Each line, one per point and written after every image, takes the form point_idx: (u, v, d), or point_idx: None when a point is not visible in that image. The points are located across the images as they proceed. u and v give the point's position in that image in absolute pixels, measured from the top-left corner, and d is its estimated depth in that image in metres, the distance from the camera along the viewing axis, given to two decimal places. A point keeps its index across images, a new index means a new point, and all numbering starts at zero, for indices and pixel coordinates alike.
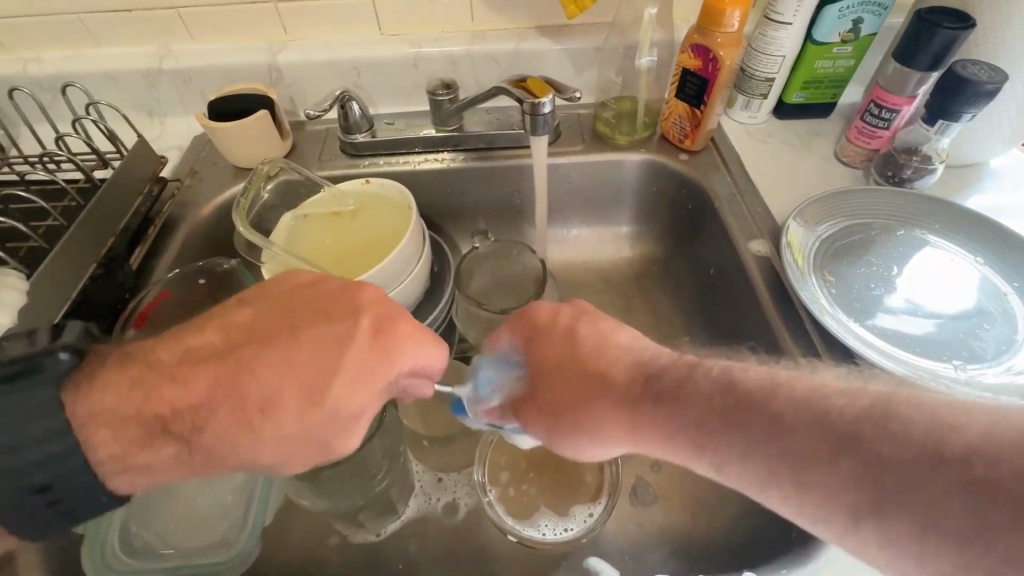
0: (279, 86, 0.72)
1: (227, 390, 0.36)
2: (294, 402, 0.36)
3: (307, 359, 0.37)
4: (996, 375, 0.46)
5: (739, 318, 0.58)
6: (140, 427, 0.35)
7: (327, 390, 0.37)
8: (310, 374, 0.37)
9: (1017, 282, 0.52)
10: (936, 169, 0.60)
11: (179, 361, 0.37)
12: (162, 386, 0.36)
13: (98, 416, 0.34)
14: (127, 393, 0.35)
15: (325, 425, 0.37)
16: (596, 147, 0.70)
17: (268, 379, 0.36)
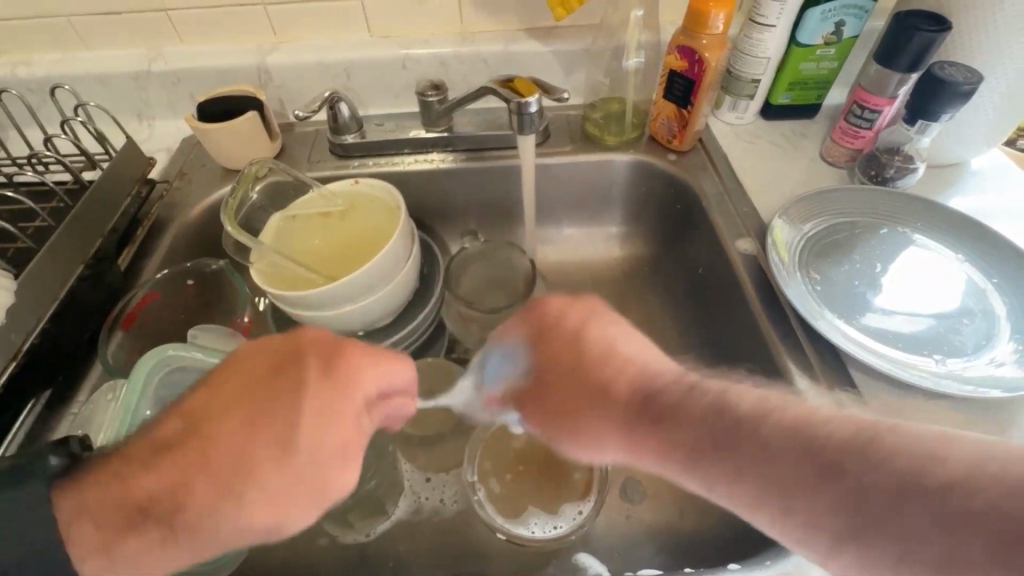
0: (268, 87, 0.72)
1: (194, 467, 0.35)
2: (267, 465, 0.35)
3: (270, 419, 0.36)
4: (976, 369, 0.46)
5: (726, 316, 0.59)
6: (124, 517, 0.35)
7: (294, 441, 0.36)
8: (275, 432, 0.36)
9: (997, 278, 0.53)
10: (918, 169, 0.61)
11: (146, 451, 0.36)
12: (138, 476, 0.35)
13: (83, 513, 0.34)
14: (104, 492, 0.35)
15: (307, 479, 0.36)
16: (585, 147, 0.70)
17: (234, 445, 0.36)
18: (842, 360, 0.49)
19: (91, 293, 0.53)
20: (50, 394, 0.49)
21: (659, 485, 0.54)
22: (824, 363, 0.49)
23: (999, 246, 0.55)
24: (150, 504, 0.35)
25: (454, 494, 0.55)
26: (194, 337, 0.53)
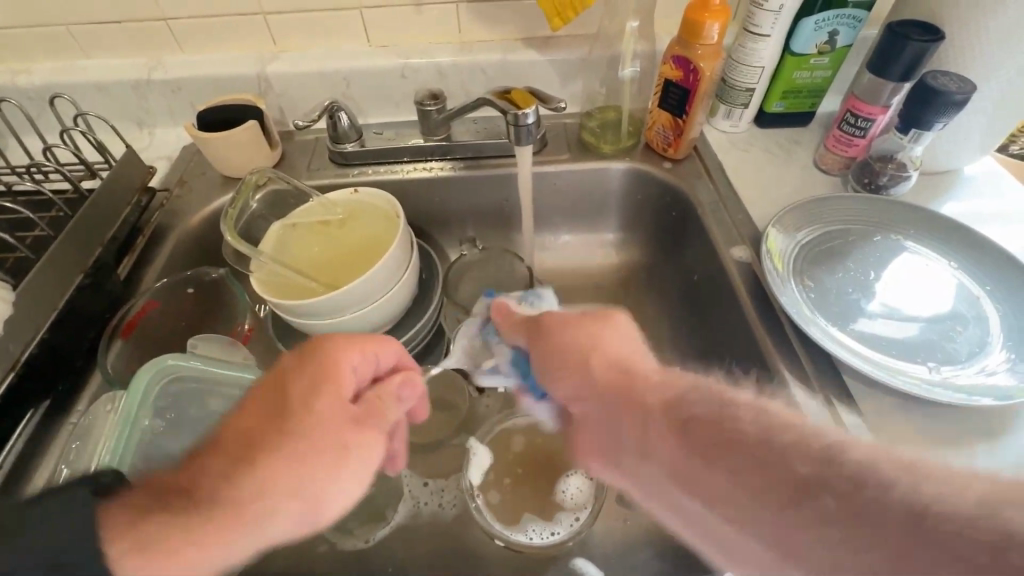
0: (268, 96, 0.72)
1: (257, 481, 0.34)
2: (326, 460, 0.37)
3: (315, 419, 0.38)
4: (969, 376, 0.47)
5: (722, 323, 0.60)
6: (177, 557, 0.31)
7: (343, 435, 0.38)
8: (325, 429, 0.38)
9: (989, 286, 0.54)
10: (911, 176, 0.61)
11: (188, 479, 0.34)
12: (189, 515, 0.32)
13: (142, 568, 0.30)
14: (155, 541, 0.30)
15: (358, 462, 0.39)
16: (582, 155, 0.71)
17: (290, 451, 0.36)
18: (836, 366, 0.49)
19: (91, 302, 0.54)
20: (48, 403, 0.49)
21: None
22: (818, 370, 0.49)
23: (991, 253, 0.55)
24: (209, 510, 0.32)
25: (453, 499, 0.55)
26: (193, 347, 0.54)
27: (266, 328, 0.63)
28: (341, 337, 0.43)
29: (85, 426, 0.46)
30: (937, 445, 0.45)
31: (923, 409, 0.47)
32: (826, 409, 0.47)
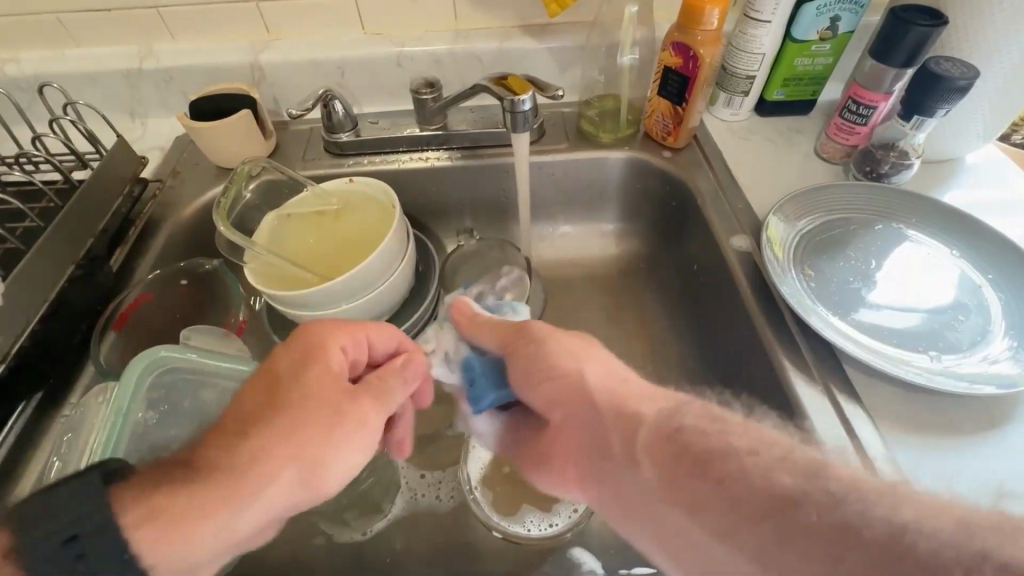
0: (261, 85, 0.71)
1: (219, 443, 0.36)
2: (269, 420, 0.38)
3: (261, 391, 0.40)
4: (971, 365, 0.46)
5: (722, 312, 0.59)
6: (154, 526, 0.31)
7: (283, 393, 0.39)
8: (268, 395, 0.39)
9: (991, 274, 0.53)
10: (913, 165, 0.61)
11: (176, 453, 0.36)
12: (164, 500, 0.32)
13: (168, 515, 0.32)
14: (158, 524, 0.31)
15: (310, 412, 0.39)
16: (580, 145, 0.70)
17: (244, 421, 0.38)
18: (836, 355, 0.49)
19: (83, 294, 0.53)
20: (40, 396, 0.48)
21: None
22: (819, 360, 0.49)
23: (992, 241, 0.55)
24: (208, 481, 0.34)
25: (450, 491, 0.55)
26: (187, 338, 0.53)
27: (260, 320, 0.62)
28: (327, 323, 0.44)
29: (77, 418, 0.45)
30: (939, 434, 0.44)
31: (924, 398, 0.46)
32: (826, 397, 0.46)
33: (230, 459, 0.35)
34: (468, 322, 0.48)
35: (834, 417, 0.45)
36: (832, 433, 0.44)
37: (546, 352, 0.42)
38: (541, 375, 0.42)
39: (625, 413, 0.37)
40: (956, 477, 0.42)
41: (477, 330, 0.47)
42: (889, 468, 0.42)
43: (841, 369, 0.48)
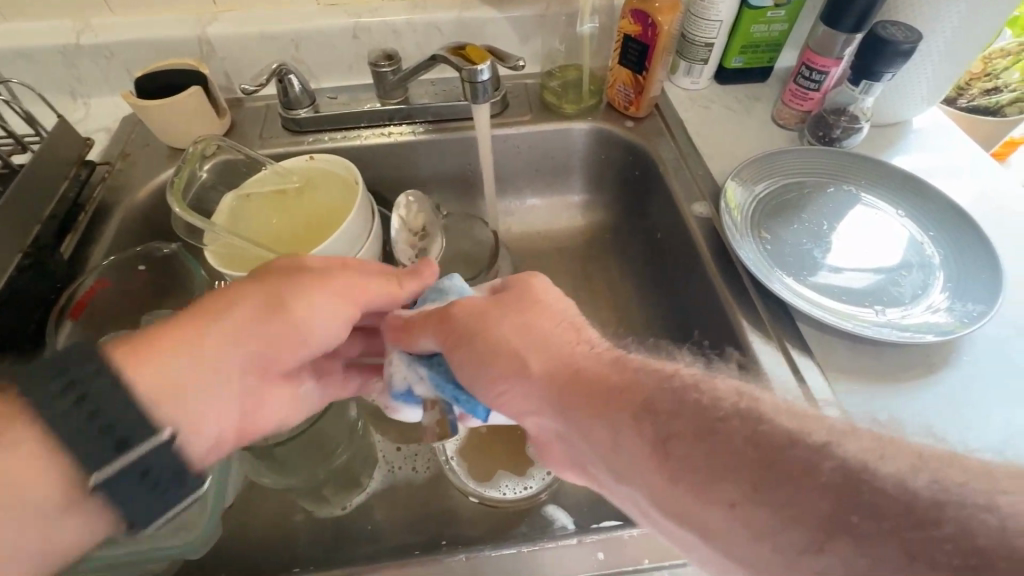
0: (211, 60, 0.68)
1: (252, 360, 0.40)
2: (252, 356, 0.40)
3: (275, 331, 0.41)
4: (911, 316, 0.50)
5: (684, 277, 0.61)
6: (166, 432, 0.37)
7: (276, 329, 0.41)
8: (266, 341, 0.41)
9: (933, 231, 0.56)
10: (862, 128, 0.63)
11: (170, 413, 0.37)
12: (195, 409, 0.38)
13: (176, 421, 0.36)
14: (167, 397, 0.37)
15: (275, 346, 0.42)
16: (543, 116, 0.70)
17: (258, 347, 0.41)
18: (790, 314, 0.51)
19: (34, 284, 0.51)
20: None
21: None
22: (775, 319, 0.51)
23: (932, 201, 0.58)
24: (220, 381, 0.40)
25: (426, 463, 0.55)
26: None
27: None
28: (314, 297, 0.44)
29: None
30: (886, 389, 0.47)
31: (869, 349, 0.49)
32: (790, 369, 0.48)
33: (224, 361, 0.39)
34: (406, 334, 0.45)
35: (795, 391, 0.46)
36: (786, 386, 0.47)
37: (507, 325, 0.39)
38: (503, 355, 0.38)
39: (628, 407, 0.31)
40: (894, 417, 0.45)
41: (416, 336, 0.44)
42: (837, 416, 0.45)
43: (792, 344, 0.49)
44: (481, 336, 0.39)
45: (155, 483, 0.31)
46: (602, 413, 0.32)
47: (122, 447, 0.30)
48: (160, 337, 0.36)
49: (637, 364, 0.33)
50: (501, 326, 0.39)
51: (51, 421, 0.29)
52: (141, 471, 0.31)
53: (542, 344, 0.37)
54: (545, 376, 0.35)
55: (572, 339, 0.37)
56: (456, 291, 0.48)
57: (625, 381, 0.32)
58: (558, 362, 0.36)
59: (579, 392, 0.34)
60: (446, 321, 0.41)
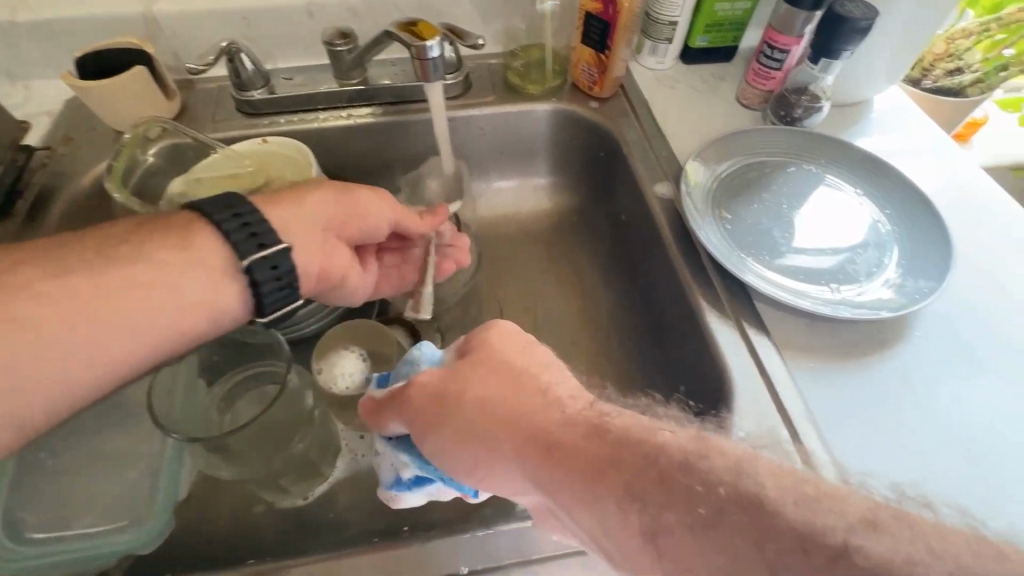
0: (158, 40, 0.65)
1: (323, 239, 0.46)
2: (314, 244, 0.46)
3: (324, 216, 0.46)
4: (865, 294, 0.50)
5: (647, 259, 0.61)
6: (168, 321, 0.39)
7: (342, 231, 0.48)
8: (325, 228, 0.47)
9: (889, 209, 0.57)
10: (823, 108, 0.63)
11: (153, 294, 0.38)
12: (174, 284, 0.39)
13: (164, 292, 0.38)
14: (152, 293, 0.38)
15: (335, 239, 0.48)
16: (507, 97, 0.68)
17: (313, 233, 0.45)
18: (749, 294, 0.52)
19: None
20: None
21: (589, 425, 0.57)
22: (733, 299, 0.51)
23: (893, 181, 0.58)
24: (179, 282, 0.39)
25: None
26: None
27: None
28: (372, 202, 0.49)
29: None
30: (896, 445, 0.43)
31: (826, 327, 0.50)
32: (784, 421, 0.44)
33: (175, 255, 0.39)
34: (377, 410, 0.39)
35: (796, 453, 0.41)
36: (743, 365, 0.47)
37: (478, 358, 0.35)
38: (474, 388, 0.34)
39: (601, 437, 0.28)
40: (848, 397, 0.46)
41: (383, 416, 0.38)
42: (793, 393, 0.46)
43: (782, 391, 0.46)
44: (448, 416, 0.33)
45: (278, 279, 0.42)
46: (568, 446, 0.28)
47: (265, 246, 0.41)
48: (280, 198, 0.45)
49: (619, 434, 0.27)
50: (463, 400, 0.33)
51: (224, 230, 0.40)
52: (273, 266, 0.42)
53: (508, 414, 0.31)
54: (518, 460, 0.30)
55: (542, 399, 0.31)
56: (423, 362, 0.41)
57: (607, 460, 0.27)
58: (530, 441, 0.29)
59: (542, 426, 0.30)
60: (409, 398, 0.36)
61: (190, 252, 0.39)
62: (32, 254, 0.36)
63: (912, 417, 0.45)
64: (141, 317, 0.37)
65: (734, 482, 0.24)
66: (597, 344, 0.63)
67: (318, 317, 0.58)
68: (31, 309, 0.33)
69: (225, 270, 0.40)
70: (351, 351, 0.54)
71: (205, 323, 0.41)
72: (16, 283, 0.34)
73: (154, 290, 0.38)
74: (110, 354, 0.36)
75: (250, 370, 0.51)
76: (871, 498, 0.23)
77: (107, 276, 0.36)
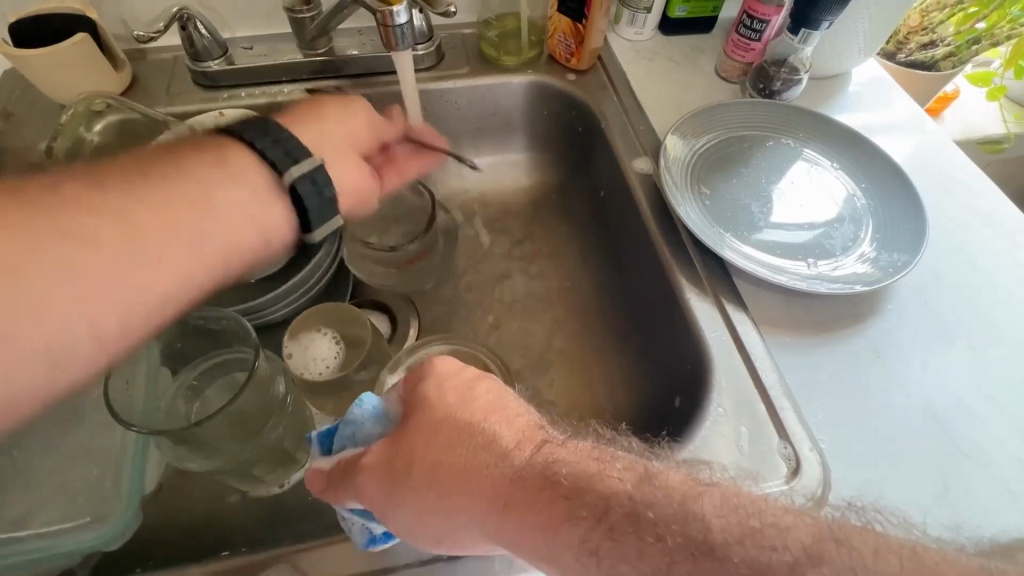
0: (102, 5, 0.60)
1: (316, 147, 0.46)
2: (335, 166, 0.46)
3: (324, 138, 0.47)
4: (840, 268, 0.51)
5: (625, 236, 0.60)
6: (185, 215, 0.36)
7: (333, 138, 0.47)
8: (327, 143, 0.47)
9: (864, 184, 0.57)
10: (801, 80, 0.62)
11: (157, 192, 0.35)
12: (177, 182, 0.36)
13: (174, 189, 0.36)
14: (151, 194, 0.35)
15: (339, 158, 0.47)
16: (482, 69, 0.66)
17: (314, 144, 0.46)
18: (728, 271, 0.51)
19: None
20: None
21: (568, 403, 0.58)
22: (712, 275, 0.51)
23: (877, 164, 0.57)
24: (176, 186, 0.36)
25: None
26: None
27: None
28: (349, 107, 0.49)
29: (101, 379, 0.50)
30: (870, 427, 0.44)
31: (804, 303, 0.50)
32: (758, 391, 0.45)
33: (170, 162, 0.37)
34: (329, 485, 0.37)
35: (772, 429, 0.43)
36: (721, 342, 0.47)
37: (423, 414, 0.34)
38: (427, 446, 0.33)
39: (558, 489, 0.28)
40: (823, 369, 0.46)
41: (340, 494, 0.36)
42: (770, 367, 0.46)
43: (757, 361, 0.46)
44: (406, 482, 0.32)
45: (320, 194, 0.41)
46: (523, 501, 0.28)
47: (298, 161, 0.40)
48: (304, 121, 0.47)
49: (570, 486, 0.28)
50: (415, 469, 0.32)
51: (258, 148, 0.40)
52: (312, 180, 0.40)
53: (461, 473, 0.31)
54: (480, 521, 0.30)
55: (490, 453, 0.31)
56: (367, 419, 0.38)
57: (560, 515, 0.27)
58: (485, 498, 0.29)
59: (494, 473, 0.30)
60: (362, 480, 0.34)
61: (224, 167, 0.38)
62: (64, 177, 0.34)
63: (888, 394, 0.45)
64: (159, 221, 0.35)
65: (683, 527, 0.25)
66: (576, 322, 0.63)
67: (288, 301, 0.55)
68: (92, 227, 0.33)
69: (268, 189, 0.40)
70: (322, 334, 0.54)
71: (258, 241, 0.39)
72: (53, 202, 0.32)
73: (205, 208, 0.37)
74: (175, 265, 0.35)
75: (218, 359, 0.49)
76: (813, 522, 0.25)
77: (155, 192, 0.35)
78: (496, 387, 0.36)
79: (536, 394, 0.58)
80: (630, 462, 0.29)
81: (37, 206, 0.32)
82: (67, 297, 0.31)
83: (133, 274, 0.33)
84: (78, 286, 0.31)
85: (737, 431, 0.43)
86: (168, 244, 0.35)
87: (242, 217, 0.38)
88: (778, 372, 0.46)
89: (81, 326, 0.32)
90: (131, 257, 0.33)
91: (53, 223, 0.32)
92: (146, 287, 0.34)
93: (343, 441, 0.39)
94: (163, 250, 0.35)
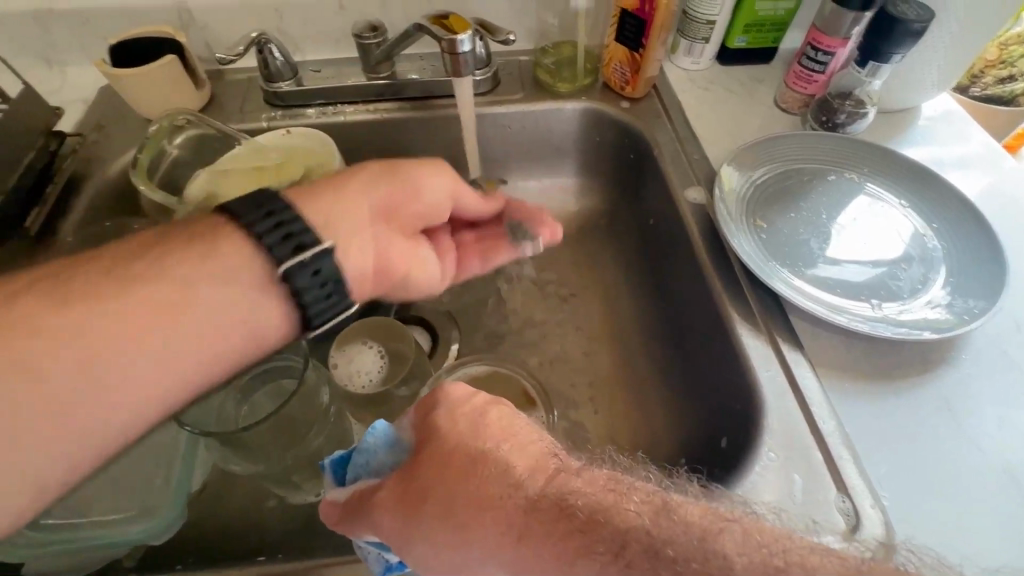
0: (190, 29, 0.65)
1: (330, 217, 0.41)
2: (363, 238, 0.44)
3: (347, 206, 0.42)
4: (908, 311, 0.48)
5: (674, 266, 0.59)
6: (166, 311, 0.33)
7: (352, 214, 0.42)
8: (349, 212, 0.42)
9: (936, 222, 0.54)
10: (868, 114, 0.60)
11: (144, 282, 0.33)
12: (157, 275, 0.34)
13: (164, 278, 0.34)
14: (128, 288, 0.33)
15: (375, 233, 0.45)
16: (537, 96, 0.67)
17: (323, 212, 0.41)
18: (782, 308, 0.49)
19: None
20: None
21: (603, 432, 0.57)
22: (767, 311, 0.49)
23: (949, 204, 0.54)
24: (161, 273, 0.34)
25: None
26: None
27: None
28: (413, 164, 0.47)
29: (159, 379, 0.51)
30: (936, 482, 0.40)
31: (865, 345, 0.47)
32: (814, 437, 0.42)
33: (150, 258, 0.34)
34: (343, 517, 0.36)
35: (829, 480, 0.40)
36: (775, 383, 0.45)
37: (436, 438, 0.34)
38: (440, 474, 0.31)
39: (572, 521, 0.27)
40: (886, 419, 0.43)
41: (352, 526, 0.35)
42: (826, 412, 0.43)
43: (814, 407, 0.44)
44: (418, 513, 0.31)
45: (323, 285, 0.38)
46: (538, 533, 0.27)
47: (301, 250, 0.37)
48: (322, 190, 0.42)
49: (587, 517, 0.27)
50: (428, 501, 0.31)
51: (259, 233, 0.36)
52: (315, 270, 0.37)
53: (474, 503, 0.29)
54: (491, 555, 0.28)
55: (503, 482, 0.29)
56: (379, 448, 0.38)
57: (577, 549, 0.26)
58: (498, 529, 0.28)
59: (507, 503, 0.28)
60: (376, 514, 0.33)
61: (215, 260, 0.36)
62: (63, 273, 0.33)
63: (958, 448, 0.42)
64: (139, 322, 0.32)
65: (703, 564, 0.25)
66: (618, 351, 0.62)
67: None
68: (74, 332, 0.30)
69: (260, 281, 0.37)
70: (368, 347, 0.55)
71: (248, 347, 0.37)
72: (47, 302, 0.31)
73: (186, 310, 0.34)
74: (149, 374, 0.32)
75: (268, 363, 0.51)
76: (840, 562, 0.24)
77: (139, 293, 0.33)
78: (506, 414, 0.35)
79: (572, 420, 0.57)
80: (648, 495, 0.29)
81: (31, 307, 0.30)
82: (48, 416, 0.29)
83: (114, 383, 0.31)
84: (62, 398, 0.30)
85: (789, 478, 0.41)
86: (152, 346, 0.32)
87: (237, 311, 0.36)
88: (836, 418, 0.43)
89: (61, 444, 0.30)
90: (116, 363, 0.31)
91: (38, 326, 0.30)
92: (128, 385, 0.32)
93: (354, 471, 0.39)
94: (136, 355, 0.32)
